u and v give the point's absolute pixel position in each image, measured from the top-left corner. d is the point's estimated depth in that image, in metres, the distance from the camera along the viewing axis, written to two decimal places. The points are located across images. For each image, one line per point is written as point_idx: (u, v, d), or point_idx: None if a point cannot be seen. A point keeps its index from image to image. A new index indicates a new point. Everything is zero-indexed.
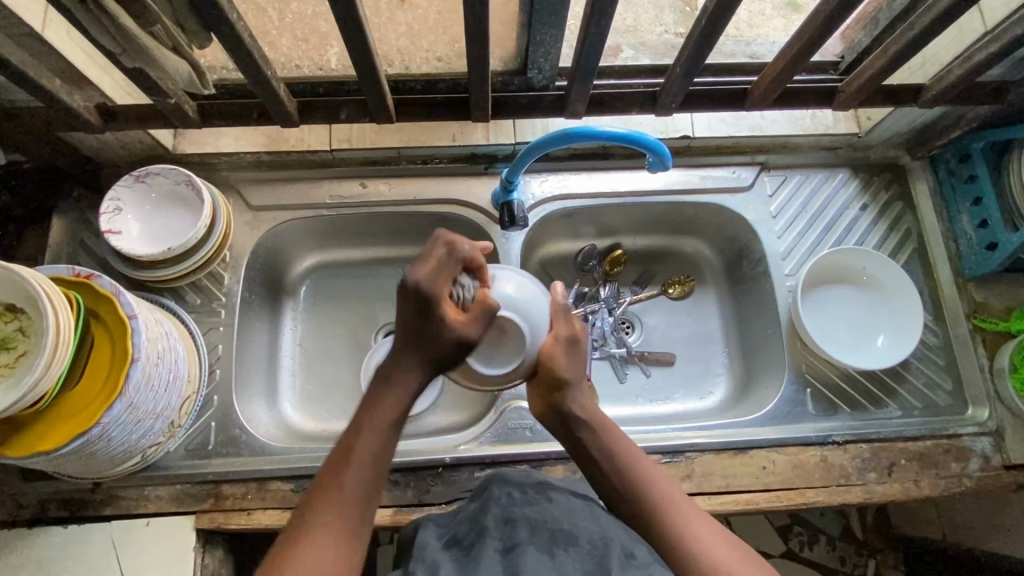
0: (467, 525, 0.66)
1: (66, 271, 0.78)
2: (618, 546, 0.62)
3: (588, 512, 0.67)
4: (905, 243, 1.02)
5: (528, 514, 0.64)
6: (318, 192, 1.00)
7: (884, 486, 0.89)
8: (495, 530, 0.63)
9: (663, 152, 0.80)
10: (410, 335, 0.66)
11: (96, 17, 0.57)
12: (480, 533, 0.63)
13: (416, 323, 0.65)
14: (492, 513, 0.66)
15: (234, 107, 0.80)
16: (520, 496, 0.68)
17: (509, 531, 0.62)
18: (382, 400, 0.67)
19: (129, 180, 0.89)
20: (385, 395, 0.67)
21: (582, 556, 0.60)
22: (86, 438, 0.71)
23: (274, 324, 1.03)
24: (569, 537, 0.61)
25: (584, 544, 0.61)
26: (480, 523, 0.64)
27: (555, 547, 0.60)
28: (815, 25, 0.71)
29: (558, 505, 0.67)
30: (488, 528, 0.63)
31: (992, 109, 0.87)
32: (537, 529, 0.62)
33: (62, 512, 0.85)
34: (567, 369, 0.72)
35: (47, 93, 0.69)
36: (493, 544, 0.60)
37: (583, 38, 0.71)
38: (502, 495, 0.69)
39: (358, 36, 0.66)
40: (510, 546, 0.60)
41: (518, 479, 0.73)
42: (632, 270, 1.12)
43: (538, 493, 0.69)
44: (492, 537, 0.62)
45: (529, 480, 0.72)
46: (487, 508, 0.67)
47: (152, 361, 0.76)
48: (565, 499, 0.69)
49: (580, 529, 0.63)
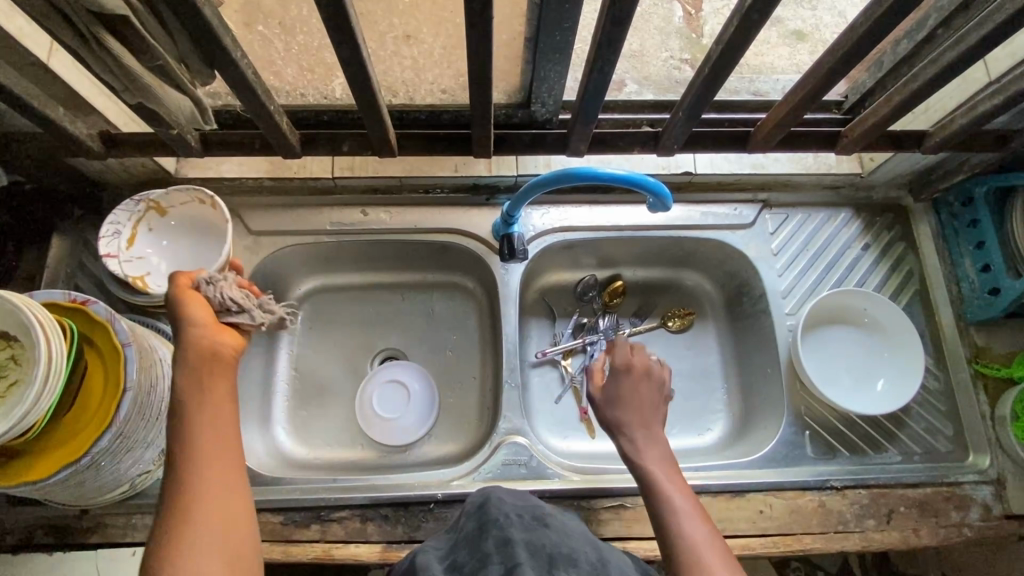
0: (465, 551, 0.64)
1: (62, 296, 0.78)
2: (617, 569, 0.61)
3: (585, 539, 0.67)
4: (906, 285, 1.01)
5: (527, 540, 0.63)
6: (319, 219, 1.00)
7: (882, 534, 0.88)
8: (495, 554, 0.61)
9: (663, 193, 0.80)
10: (188, 309, 0.61)
11: (97, 56, 0.56)
12: (480, 560, 0.60)
13: (197, 295, 0.63)
14: (490, 538, 0.64)
15: (237, 137, 0.79)
16: (519, 519, 0.67)
17: (509, 553, 0.60)
18: (225, 480, 0.54)
19: (143, 207, 0.89)
20: (209, 480, 0.53)
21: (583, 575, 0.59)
22: (75, 467, 0.70)
23: (270, 349, 1.03)
24: (569, 560, 0.60)
25: (584, 566, 0.60)
26: (480, 548, 0.62)
27: (556, 570, 0.58)
28: (819, 73, 0.70)
29: (555, 531, 0.66)
30: (490, 554, 0.61)
31: (997, 156, 0.87)
32: (536, 553, 0.61)
33: (48, 538, 0.84)
34: (647, 398, 0.77)
35: (50, 122, 0.69)
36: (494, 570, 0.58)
37: (587, 81, 0.71)
38: (502, 517, 0.67)
39: (361, 74, 0.66)
40: (510, 568, 0.57)
41: (515, 505, 0.71)
42: (631, 302, 1.12)
43: (536, 519, 0.69)
44: (492, 562, 0.59)
45: (528, 504, 0.71)
46: (487, 532, 0.65)
47: (145, 390, 0.76)
48: (563, 526, 0.68)
49: (579, 553, 0.62)
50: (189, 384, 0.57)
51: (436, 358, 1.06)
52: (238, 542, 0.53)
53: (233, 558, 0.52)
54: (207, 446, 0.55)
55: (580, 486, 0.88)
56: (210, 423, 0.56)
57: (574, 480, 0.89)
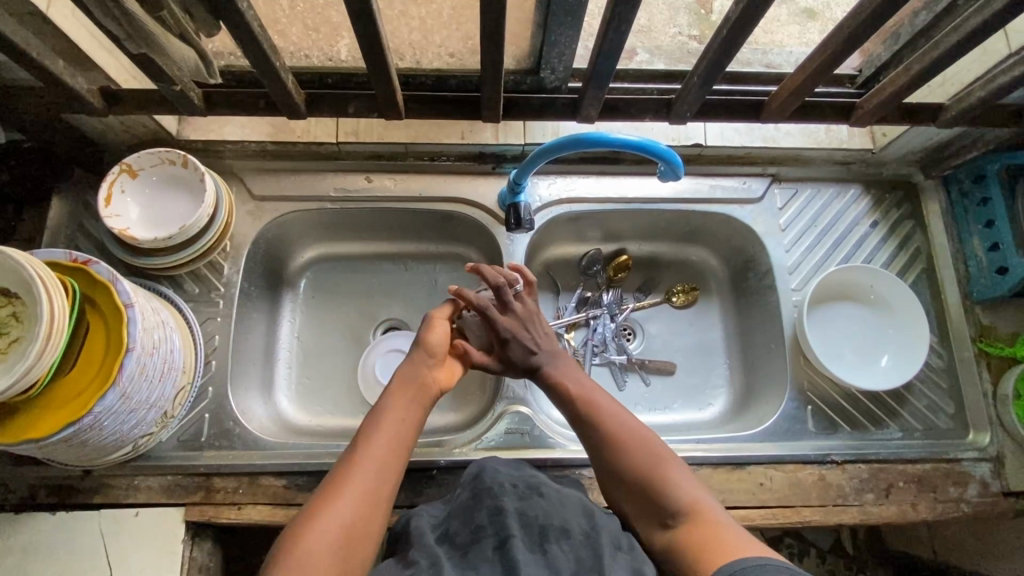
0: (461, 519, 0.66)
1: (63, 255, 0.77)
2: (607, 536, 0.63)
3: (578, 504, 0.68)
4: (913, 263, 1.00)
5: (520, 510, 0.65)
6: (322, 184, 0.98)
7: (880, 507, 0.89)
8: (488, 526, 0.64)
9: (675, 161, 0.78)
10: (434, 337, 0.83)
11: (99, 2, 0.55)
12: (475, 534, 0.63)
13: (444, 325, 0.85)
14: (483, 509, 0.66)
15: (241, 96, 0.78)
16: (512, 489, 0.67)
17: (502, 525, 0.63)
18: (378, 475, 0.69)
19: (114, 169, 0.86)
20: (369, 466, 0.69)
21: (574, 547, 0.62)
22: (78, 426, 0.70)
23: (272, 316, 1.02)
24: (561, 531, 0.63)
25: (576, 538, 0.63)
26: (474, 521, 0.65)
27: (546, 544, 0.61)
28: (838, 40, 0.69)
29: (550, 499, 0.67)
30: (483, 526, 0.64)
31: (1012, 132, 0.86)
32: (528, 526, 0.63)
33: (50, 499, 0.84)
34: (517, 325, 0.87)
35: (49, 74, 0.67)
36: (489, 543, 0.62)
37: (600, 44, 0.69)
38: (496, 487, 0.68)
39: (369, 28, 0.64)
40: (503, 540, 0.61)
41: (508, 472, 0.72)
42: (636, 276, 1.11)
43: (530, 487, 0.69)
44: (484, 540, 0.62)
45: (522, 474, 0.70)
46: (480, 503, 0.67)
47: (147, 352, 0.75)
48: (557, 492, 0.68)
49: (571, 524, 0.64)
50: (399, 394, 0.77)
51: None
52: (365, 526, 0.65)
53: (356, 532, 0.64)
54: (375, 440, 0.71)
55: (582, 456, 0.88)
56: (386, 428, 0.73)
57: (576, 449, 0.89)
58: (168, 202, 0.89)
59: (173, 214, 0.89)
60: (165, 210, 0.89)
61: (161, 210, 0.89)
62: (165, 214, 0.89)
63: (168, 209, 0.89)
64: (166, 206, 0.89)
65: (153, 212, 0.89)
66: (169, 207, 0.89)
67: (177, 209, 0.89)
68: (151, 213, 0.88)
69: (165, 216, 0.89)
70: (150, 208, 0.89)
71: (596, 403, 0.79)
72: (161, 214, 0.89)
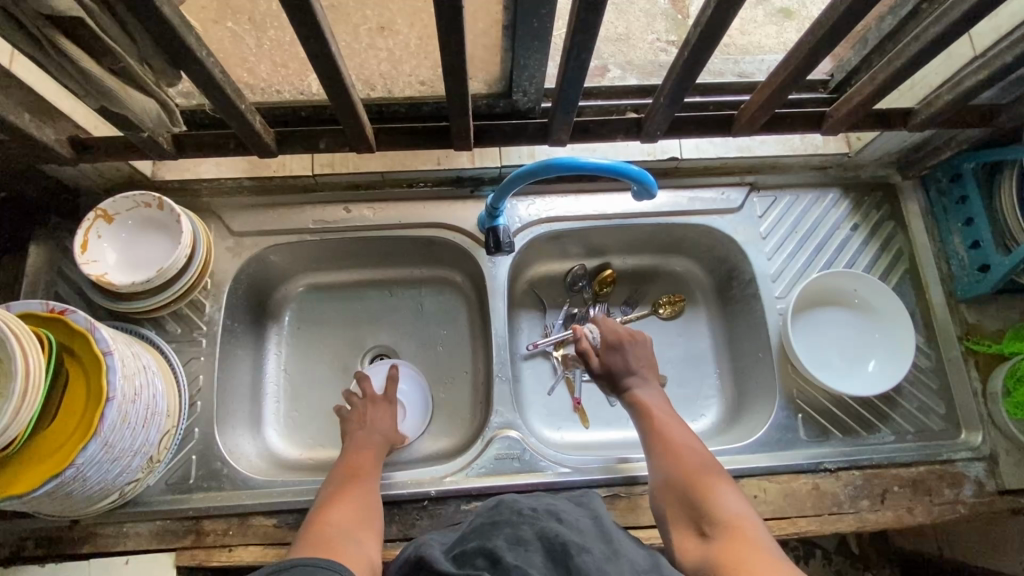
0: (477, 542, 0.64)
1: (40, 306, 0.76)
2: (629, 558, 0.62)
3: (594, 528, 0.66)
4: (896, 264, 1.00)
5: (540, 535, 0.63)
6: (301, 217, 0.98)
7: (876, 514, 0.88)
8: (506, 548, 0.61)
9: (649, 181, 0.78)
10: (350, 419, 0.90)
11: (56, 61, 0.55)
12: (491, 553, 0.60)
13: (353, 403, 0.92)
14: (501, 534, 0.63)
15: (210, 137, 0.77)
16: (529, 514, 0.66)
17: (523, 551, 0.60)
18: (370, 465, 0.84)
19: (90, 214, 0.86)
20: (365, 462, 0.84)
21: (597, 561, 0.60)
22: (60, 479, 0.69)
23: (258, 352, 1.02)
24: (580, 544, 0.61)
25: (597, 554, 0.61)
26: (489, 543, 0.62)
27: (570, 565, 0.59)
28: (800, 55, 0.69)
29: (567, 523, 0.66)
30: (499, 548, 0.61)
31: (983, 132, 0.86)
32: (549, 549, 0.61)
33: (38, 550, 0.83)
34: (634, 359, 0.91)
35: (15, 129, 0.67)
36: (509, 559, 0.59)
37: (565, 68, 0.70)
38: (515, 515, 0.67)
39: (333, 69, 0.64)
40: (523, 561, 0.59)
41: (527, 502, 0.70)
42: (622, 291, 1.11)
43: (549, 513, 0.68)
44: (506, 560, 0.59)
45: (540, 501, 0.70)
46: (497, 529, 0.65)
47: (129, 399, 0.75)
48: (574, 520, 0.68)
49: (591, 544, 0.63)
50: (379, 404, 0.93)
51: (426, 354, 1.05)
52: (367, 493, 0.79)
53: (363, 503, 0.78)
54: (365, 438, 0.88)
55: (574, 477, 0.88)
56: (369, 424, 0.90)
57: (568, 471, 0.89)
58: (146, 244, 0.89)
59: (152, 256, 0.89)
60: (143, 252, 0.89)
61: (138, 253, 0.88)
62: (143, 256, 0.88)
63: (146, 251, 0.89)
64: (143, 248, 0.89)
65: (130, 256, 0.88)
66: (146, 249, 0.89)
67: (155, 251, 0.89)
68: (128, 257, 0.88)
69: (143, 258, 0.88)
70: (126, 251, 0.88)
71: (664, 413, 0.84)
72: (138, 257, 0.88)
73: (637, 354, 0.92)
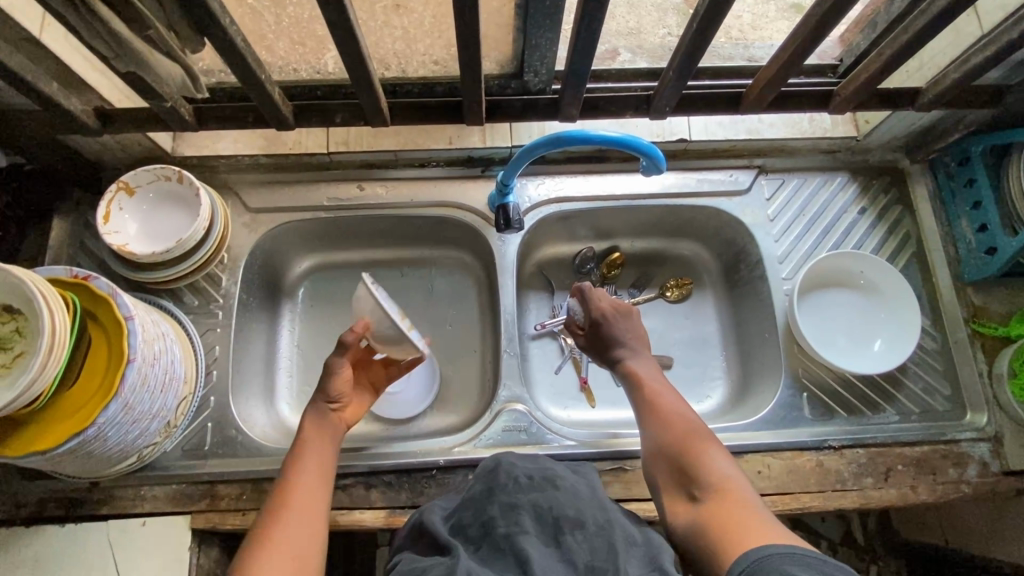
0: (474, 511, 0.67)
1: (64, 272, 0.79)
2: (621, 530, 0.62)
3: (591, 496, 0.67)
4: (904, 247, 1.01)
5: (535, 504, 0.64)
6: (315, 194, 1.00)
7: (880, 491, 0.89)
8: (501, 518, 0.63)
9: (658, 156, 0.79)
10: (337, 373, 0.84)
11: (86, 24, 0.57)
12: (486, 526, 0.63)
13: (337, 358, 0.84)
14: (496, 501, 0.66)
15: (230, 110, 0.80)
16: (525, 482, 0.67)
17: (516, 518, 0.62)
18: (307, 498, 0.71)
19: (113, 186, 0.89)
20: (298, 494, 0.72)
21: (590, 537, 0.60)
22: (82, 438, 0.72)
23: (272, 327, 1.04)
24: (575, 521, 0.62)
25: (592, 527, 0.61)
26: (485, 514, 0.65)
27: (562, 535, 0.60)
28: (806, 29, 0.70)
29: (565, 491, 0.65)
30: (495, 519, 0.63)
31: (991, 112, 0.87)
32: (543, 518, 0.62)
33: (59, 511, 0.86)
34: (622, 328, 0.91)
35: (43, 97, 0.70)
36: (500, 533, 0.61)
37: (575, 42, 0.71)
38: (510, 482, 0.67)
39: (351, 40, 0.66)
40: (515, 532, 0.61)
41: (526, 466, 0.71)
42: (630, 273, 1.12)
43: (546, 479, 0.68)
44: (498, 531, 0.62)
45: (538, 467, 0.70)
46: (492, 495, 0.67)
47: (148, 362, 0.77)
48: (573, 484, 0.68)
49: (586, 514, 0.63)
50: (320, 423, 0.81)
51: (436, 332, 1.07)
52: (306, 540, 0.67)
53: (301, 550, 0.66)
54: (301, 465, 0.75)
55: (580, 450, 0.89)
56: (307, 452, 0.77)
57: (574, 444, 0.90)
58: (165, 216, 0.91)
59: (170, 228, 0.91)
60: (162, 224, 0.91)
61: (158, 225, 0.91)
62: (162, 228, 0.91)
63: (165, 223, 0.91)
64: (162, 220, 0.91)
65: (150, 227, 0.91)
66: (165, 221, 0.91)
67: (174, 223, 0.91)
68: (148, 228, 0.91)
69: (163, 230, 0.91)
70: (147, 223, 0.91)
71: (653, 384, 0.85)
72: (158, 229, 0.91)
73: (627, 324, 0.92)
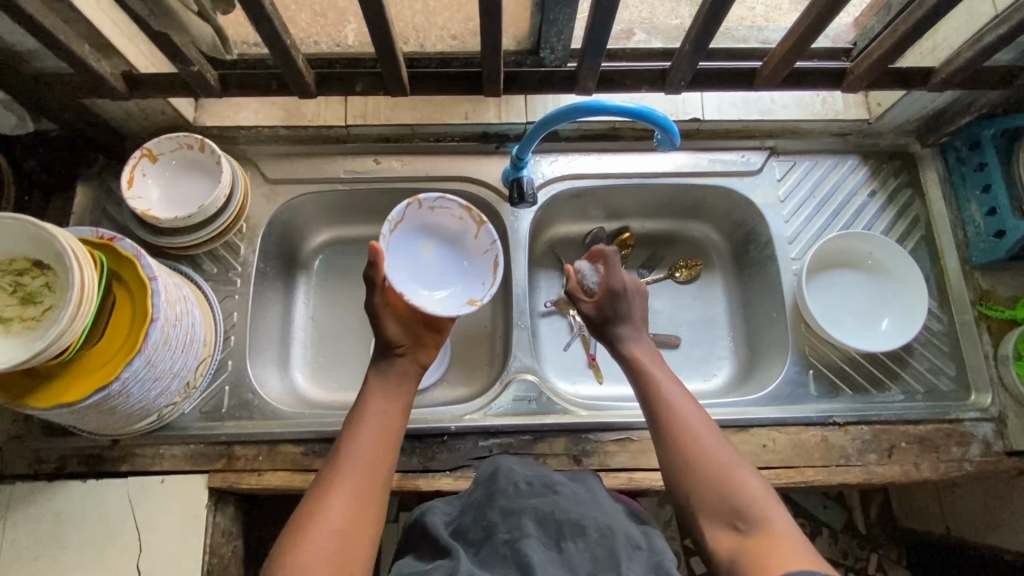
0: (474, 515, 0.69)
1: (92, 233, 0.81)
2: (625, 537, 0.63)
3: (594, 504, 0.68)
4: (913, 230, 1.02)
5: (536, 508, 0.65)
6: (333, 167, 1.02)
7: (883, 467, 0.90)
8: (501, 524, 0.64)
9: (672, 130, 0.81)
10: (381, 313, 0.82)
11: None
12: (487, 531, 0.65)
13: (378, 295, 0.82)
14: (496, 506, 0.67)
15: (253, 77, 0.82)
16: (526, 488, 0.68)
17: (516, 524, 0.64)
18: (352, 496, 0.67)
19: (136, 153, 0.91)
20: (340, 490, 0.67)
21: (591, 544, 0.62)
22: (107, 391, 0.74)
23: (287, 297, 1.06)
24: (576, 528, 0.63)
25: (592, 534, 0.63)
26: (485, 519, 0.66)
27: (563, 541, 0.62)
28: (822, 3, 0.71)
29: (565, 497, 0.67)
30: (495, 524, 0.65)
31: (1002, 94, 0.88)
32: (543, 522, 0.64)
33: (80, 467, 0.88)
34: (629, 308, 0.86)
35: (75, 58, 0.72)
36: (500, 539, 0.63)
37: (593, 14, 0.72)
38: (510, 487, 0.69)
39: (375, 6, 0.68)
40: (517, 538, 0.62)
41: (524, 471, 0.73)
42: (640, 253, 1.13)
43: (545, 485, 0.69)
44: (499, 537, 0.63)
45: (535, 473, 0.71)
46: (492, 500, 0.68)
47: (170, 323, 0.79)
48: (571, 491, 0.69)
49: (587, 518, 0.64)
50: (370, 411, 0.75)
51: None
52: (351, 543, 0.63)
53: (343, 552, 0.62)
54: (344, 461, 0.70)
55: (589, 420, 0.91)
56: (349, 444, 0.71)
57: (582, 414, 0.92)
58: (186, 183, 0.93)
59: (191, 195, 0.93)
60: (184, 191, 0.93)
61: (179, 191, 0.93)
62: (183, 194, 0.93)
63: (186, 190, 0.93)
64: (184, 186, 0.93)
65: (172, 193, 0.93)
66: (187, 188, 0.93)
67: (195, 189, 0.93)
68: (170, 194, 0.93)
69: (184, 196, 0.93)
70: (168, 189, 0.93)
71: (661, 373, 0.80)
72: (179, 195, 0.93)
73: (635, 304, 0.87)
